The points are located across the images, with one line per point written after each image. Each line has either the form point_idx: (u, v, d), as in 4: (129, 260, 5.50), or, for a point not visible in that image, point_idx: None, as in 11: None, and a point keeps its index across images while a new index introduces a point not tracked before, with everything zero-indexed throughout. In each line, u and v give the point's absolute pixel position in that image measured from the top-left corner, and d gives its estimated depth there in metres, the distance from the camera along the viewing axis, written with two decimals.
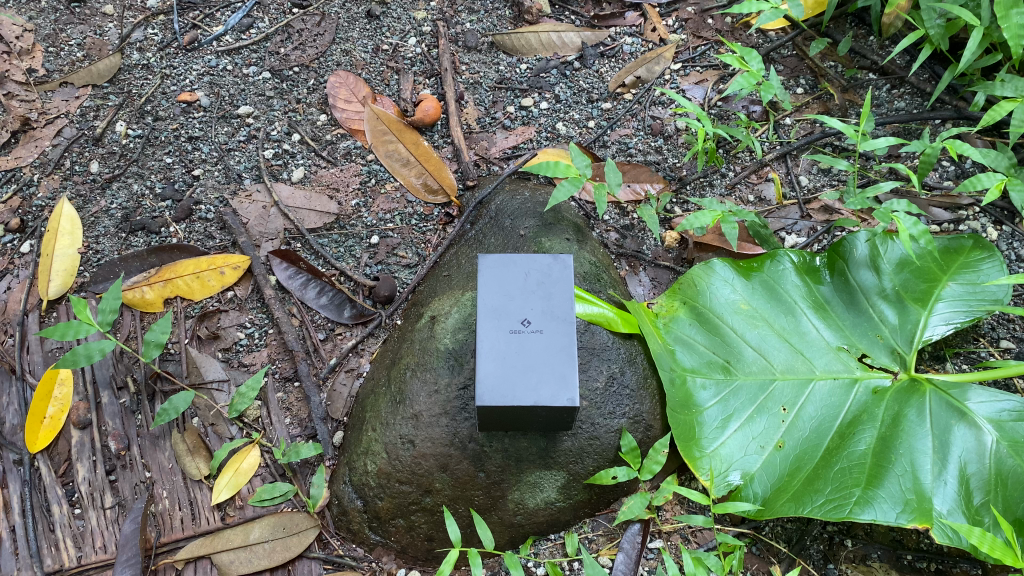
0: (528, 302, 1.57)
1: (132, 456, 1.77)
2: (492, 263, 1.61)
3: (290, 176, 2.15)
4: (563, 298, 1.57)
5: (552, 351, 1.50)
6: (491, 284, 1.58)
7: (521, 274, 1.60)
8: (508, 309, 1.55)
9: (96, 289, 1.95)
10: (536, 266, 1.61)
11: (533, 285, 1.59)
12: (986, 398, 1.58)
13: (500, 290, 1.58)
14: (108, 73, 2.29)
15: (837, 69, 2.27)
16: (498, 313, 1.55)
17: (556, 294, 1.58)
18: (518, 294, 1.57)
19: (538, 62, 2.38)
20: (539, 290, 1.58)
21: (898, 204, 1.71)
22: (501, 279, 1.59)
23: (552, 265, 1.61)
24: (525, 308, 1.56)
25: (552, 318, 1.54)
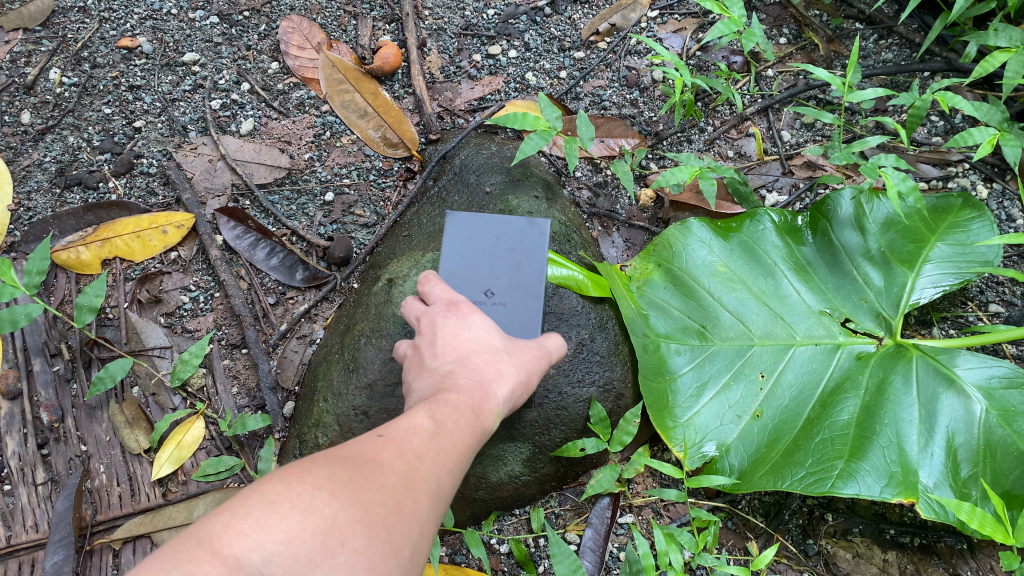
0: (493, 269, 1.45)
1: (67, 429, 1.65)
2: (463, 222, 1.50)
3: (239, 128, 2.01)
4: (530, 270, 1.46)
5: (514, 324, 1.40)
6: (457, 246, 1.48)
7: (490, 238, 1.48)
8: (471, 277, 1.44)
9: (27, 249, 1.81)
10: (509, 230, 1.49)
11: (502, 251, 1.47)
12: (975, 363, 1.47)
13: (465, 255, 1.46)
14: (41, 15, 2.12)
15: (823, 18, 2.14)
16: (462, 281, 1.44)
17: (523, 262, 1.47)
18: (484, 261, 1.46)
19: (506, 8, 2.22)
20: (508, 257, 1.47)
21: (886, 159, 1.60)
22: (468, 240, 1.47)
23: (526, 230, 1.49)
24: (490, 277, 1.44)
25: (516, 288, 1.43)
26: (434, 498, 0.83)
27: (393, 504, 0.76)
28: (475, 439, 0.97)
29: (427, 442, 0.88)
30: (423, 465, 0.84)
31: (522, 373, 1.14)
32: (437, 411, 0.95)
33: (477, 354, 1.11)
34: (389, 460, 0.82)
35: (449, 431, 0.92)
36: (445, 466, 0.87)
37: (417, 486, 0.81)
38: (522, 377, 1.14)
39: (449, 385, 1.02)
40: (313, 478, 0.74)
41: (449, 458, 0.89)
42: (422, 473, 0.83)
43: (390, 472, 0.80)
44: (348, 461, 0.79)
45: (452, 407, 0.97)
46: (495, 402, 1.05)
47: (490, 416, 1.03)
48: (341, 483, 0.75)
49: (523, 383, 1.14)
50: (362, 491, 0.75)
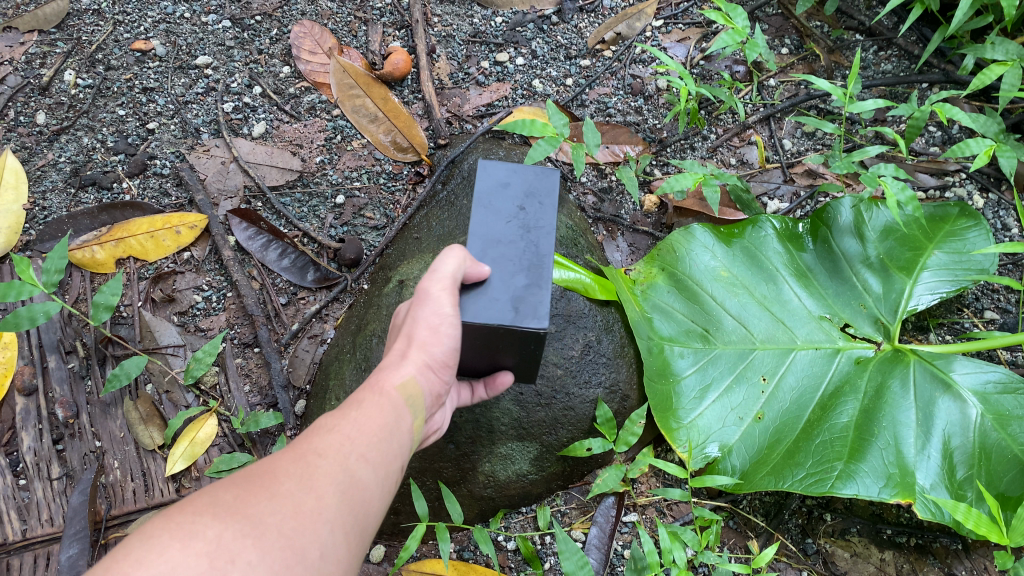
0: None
1: (81, 425, 1.68)
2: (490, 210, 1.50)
3: (251, 131, 2.04)
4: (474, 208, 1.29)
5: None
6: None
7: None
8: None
9: (42, 248, 1.84)
10: None
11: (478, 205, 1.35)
12: (970, 369, 1.52)
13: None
14: (55, 18, 2.16)
15: (823, 30, 2.19)
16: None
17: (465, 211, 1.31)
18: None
19: (514, 15, 2.27)
20: None
21: (886, 169, 1.64)
22: None
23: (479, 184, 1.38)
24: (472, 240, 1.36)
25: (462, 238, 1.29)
26: (341, 487, 0.87)
27: (286, 511, 0.80)
28: (388, 418, 1.01)
29: (328, 439, 0.91)
30: (324, 461, 0.88)
31: (433, 325, 1.10)
32: (341, 409, 0.98)
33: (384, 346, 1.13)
34: (278, 469, 0.85)
35: (353, 422, 0.96)
36: (353, 454, 0.91)
37: (317, 485, 0.85)
38: (433, 328, 1.10)
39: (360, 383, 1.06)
40: (195, 507, 0.77)
41: (356, 445, 0.93)
42: (321, 470, 0.86)
43: (284, 480, 0.83)
44: (240, 481, 0.82)
45: (361, 402, 1.01)
46: (402, 375, 1.07)
47: (398, 389, 1.05)
48: (224, 505, 0.78)
49: (444, 338, 1.11)
50: (246, 506, 0.78)
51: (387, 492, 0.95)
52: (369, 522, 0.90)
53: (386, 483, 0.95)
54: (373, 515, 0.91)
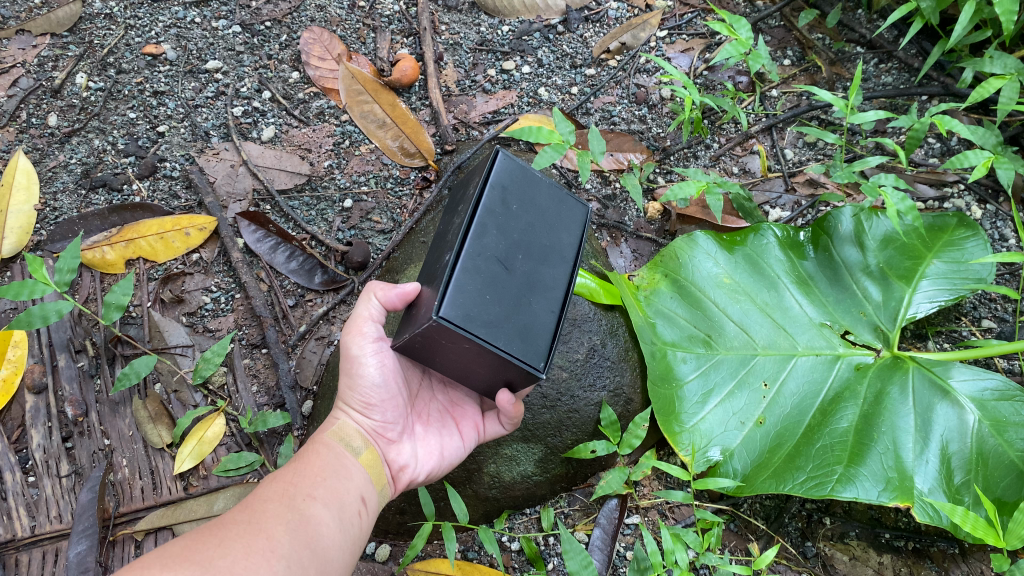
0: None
1: (90, 423, 1.69)
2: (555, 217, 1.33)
3: (260, 135, 2.07)
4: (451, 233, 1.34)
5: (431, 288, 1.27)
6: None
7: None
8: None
9: (53, 248, 1.86)
10: None
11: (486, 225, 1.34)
12: (969, 376, 1.54)
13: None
14: (68, 22, 2.19)
15: (825, 42, 2.23)
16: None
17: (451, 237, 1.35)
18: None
19: (520, 25, 2.30)
20: None
21: (887, 179, 1.67)
22: None
23: None
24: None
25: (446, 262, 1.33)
26: (290, 523, 1.04)
27: (236, 551, 0.96)
28: (328, 460, 1.23)
29: (275, 489, 1.11)
30: (270, 506, 1.06)
31: (351, 369, 1.31)
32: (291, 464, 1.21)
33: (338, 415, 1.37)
34: (228, 519, 1.02)
35: (295, 470, 1.18)
36: (298, 496, 1.11)
37: (267, 527, 1.02)
38: (352, 372, 1.31)
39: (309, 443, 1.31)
40: (146, 560, 0.91)
41: (300, 488, 1.13)
42: (267, 515, 1.04)
43: (232, 528, 1.00)
44: (192, 535, 0.98)
45: (305, 455, 1.25)
46: (336, 424, 1.31)
47: (333, 435, 1.29)
48: (176, 555, 0.93)
49: (368, 378, 1.30)
50: (198, 553, 0.93)
51: (342, 522, 1.14)
52: (326, 547, 1.07)
53: (336, 510, 1.14)
54: (329, 541, 1.08)
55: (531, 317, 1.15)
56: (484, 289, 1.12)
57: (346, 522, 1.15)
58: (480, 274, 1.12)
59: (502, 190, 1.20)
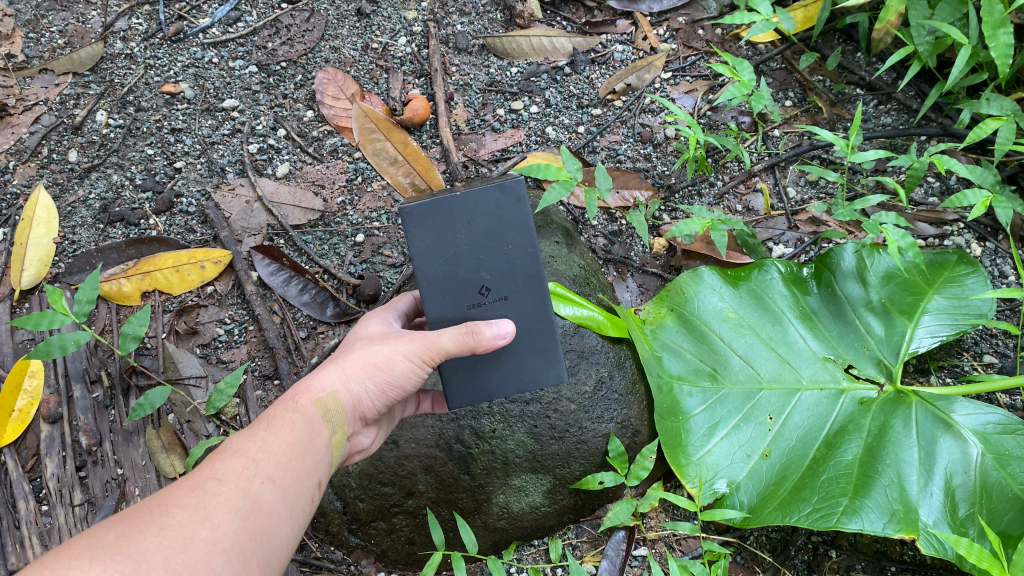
0: (482, 259, 1.35)
1: (104, 452, 1.72)
2: (438, 209, 1.32)
3: (275, 172, 2.13)
4: (521, 249, 1.36)
5: (531, 314, 1.39)
6: (433, 238, 1.33)
7: (463, 225, 1.33)
8: (459, 277, 1.34)
9: (71, 280, 1.90)
10: (480, 208, 1.33)
11: (483, 235, 1.34)
12: (971, 410, 1.57)
13: (441, 253, 1.33)
14: (90, 61, 2.27)
15: (825, 84, 2.29)
16: (452, 283, 1.35)
17: (518, 255, 1.36)
18: (468, 253, 1.34)
19: (529, 66, 2.37)
20: (489, 241, 1.34)
21: (887, 216, 1.71)
22: (438, 234, 1.33)
23: (500, 198, 1.33)
24: (478, 269, 1.35)
25: (516, 281, 1.37)
26: (240, 512, 0.99)
27: (174, 542, 0.91)
28: (303, 433, 1.17)
29: (232, 466, 1.05)
30: (223, 488, 1.01)
31: (385, 363, 1.27)
32: (252, 429, 1.13)
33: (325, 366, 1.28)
34: (174, 499, 0.97)
35: (261, 443, 1.11)
36: (257, 477, 1.05)
37: (214, 515, 0.97)
38: (383, 365, 1.27)
39: (283, 398, 1.22)
40: (72, 550, 0.86)
41: (261, 467, 1.06)
42: (218, 499, 0.99)
43: (176, 512, 0.95)
44: (131, 518, 0.93)
45: (278, 416, 1.17)
46: (322, 391, 1.23)
47: (316, 404, 1.21)
48: (106, 547, 0.88)
49: (393, 379, 1.28)
50: (131, 545, 0.88)
51: (296, 505, 1.09)
52: (272, 538, 1.03)
53: (291, 497, 1.08)
54: (276, 531, 1.04)
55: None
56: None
57: (298, 509, 1.10)
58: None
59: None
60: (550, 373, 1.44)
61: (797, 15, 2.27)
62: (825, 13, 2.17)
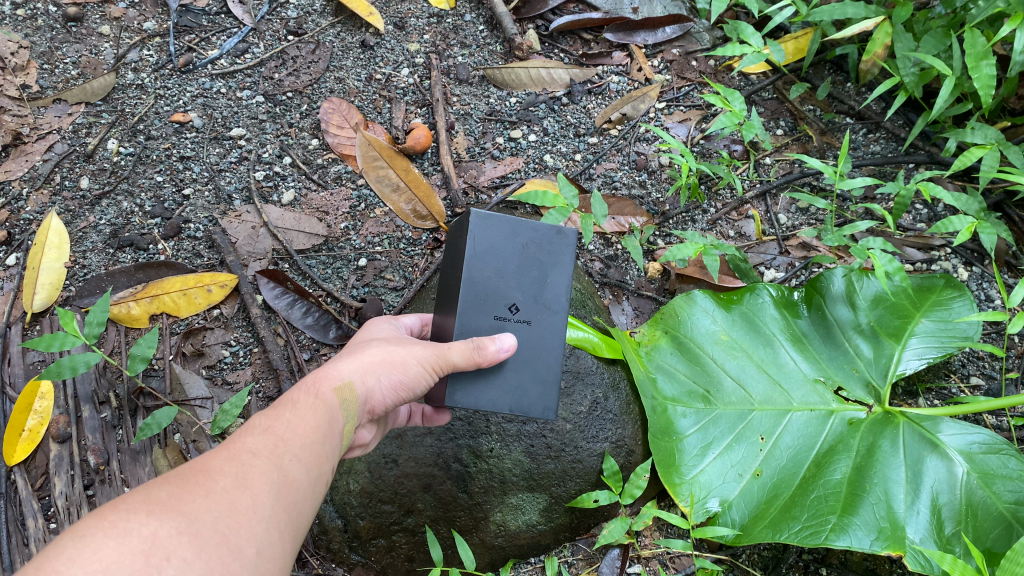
0: (522, 282, 1.43)
1: (111, 471, 1.76)
2: (503, 221, 1.42)
3: (280, 198, 2.19)
4: (558, 286, 1.45)
5: (544, 346, 1.43)
6: (489, 246, 1.41)
7: (516, 245, 1.43)
8: (496, 289, 1.41)
9: (82, 303, 1.95)
10: (535, 237, 1.44)
11: (529, 262, 1.44)
12: (957, 430, 1.61)
13: (491, 262, 1.41)
14: (102, 91, 2.34)
15: (816, 113, 2.36)
16: (487, 292, 1.41)
17: (553, 291, 1.44)
18: (513, 271, 1.42)
19: (528, 96, 2.44)
20: (534, 270, 1.43)
21: (875, 242, 1.75)
22: (492, 245, 1.42)
23: (554, 238, 1.44)
24: (515, 289, 1.42)
25: (544, 311, 1.43)
26: (274, 484, 1.04)
27: (220, 508, 0.96)
28: (323, 418, 1.19)
29: (262, 442, 1.09)
30: (258, 461, 1.05)
31: (398, 364, 1.29)
32: (276, 410, 1.17)
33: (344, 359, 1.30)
34: (215, 468, 1.01)
35: (287, 423, 1.15)
36: (286, 454, 1.10)
37: (253, 485, 1.02)
38: (398, 365, 1.29)
39: (300, 384, 1.24)
40: (129, 504, 0.90)
41: (290, 446, 1.11)
42: (254, 471, 1.04)
43: (219, 480, 0.99)
44: (178, 480, 0.97)
45: (299, 402, 1.19)
46: (340, 380, 1.25)
47: (334, 392, 1.23)
48: (160, 503, 0.92)
49: (405, 379, 1.30)
50: (182, 505, 0.93)
51: (318, 487, 1.14)
52: (301, 513, 1.07)
53: (315, 477, 1.13)
54: (304, 508, 1.09)
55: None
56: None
57: (319, 489, 1.14)
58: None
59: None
60: (540, 405, 1.43)
61: (787, 47, 2.36)
62: (814, 44, 2.25)
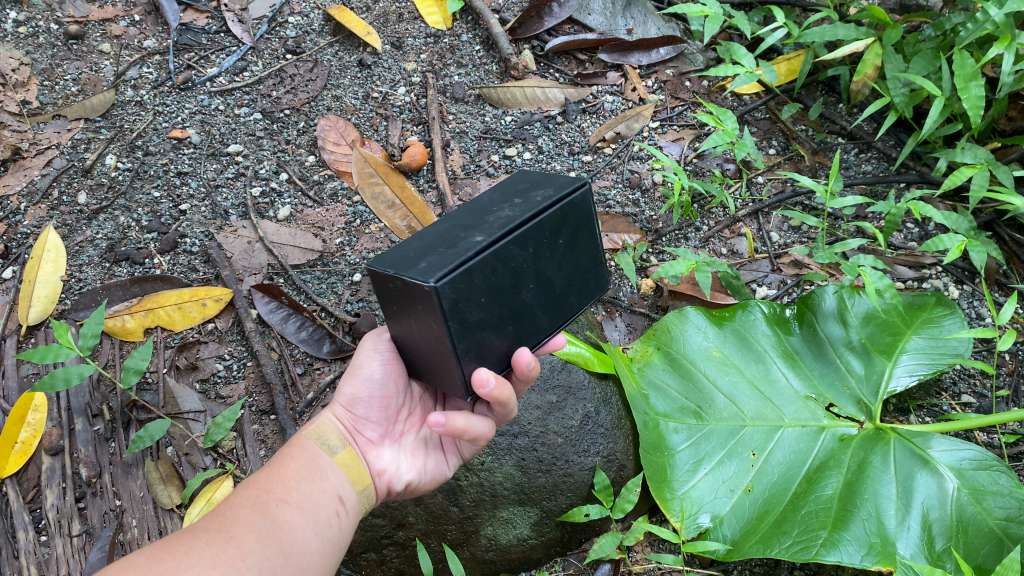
0: None
1: (103, 484, 1.75)
2: None
3: (276, 214, 2.20)
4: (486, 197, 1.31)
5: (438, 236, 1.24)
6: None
7: None
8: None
9: (77, 316, 1.96)
10: None
11: None
12: (947, 447, 1.61)
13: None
14: (101, 107, 2.37)
15: (808, 133, 2.38)
16: None
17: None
18: None
19: (523, 115, 2.46)
20: None
21: (865, 259, 1.80)
22: None
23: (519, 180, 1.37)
24: None
25: None
26: (261, 529, 1.07)
27: (201, 561, 0.98)
28: (304, 461, 1.26)
29: (246, 497, 1.14)
30: (242, 514, 1.09)
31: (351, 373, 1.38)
32: (262, 471, 1.24)
33: None
34: (196, 530, 1.04)
35: (270, 476, 1.21)
36: (272, 501, 1.14)
37: (238, 535, 1.05)
38: (349, 375, 1.37)
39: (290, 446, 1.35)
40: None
41: (274, 493, 1.15)
42: (238, 523, 1.07)
43: (200, 537, 1.02)
44: (159, 546, 1.00)
45: (283, 458, 1.28)
46: (315, 424, 1.34)
47: (311, 436, 1.32)
48: (137, 568, 0.95)
49: (358, 376, 1.35)
50: (159, 566, 0.95)
51: (319, 524, 1.17)
52: (301, 551, 1.10)
53: (311, 514, 1.16)
54: (305, 546, 1.11)
55: (496, 338, 1.19)
56: (483, 291, 1.13)
57: (322, 525, 1.17)
58: (493, 277, 1.13)
59: (556, 227, 1.20)
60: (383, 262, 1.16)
61: (779, 68, 2.39)
62: (806, 65, 2.27)
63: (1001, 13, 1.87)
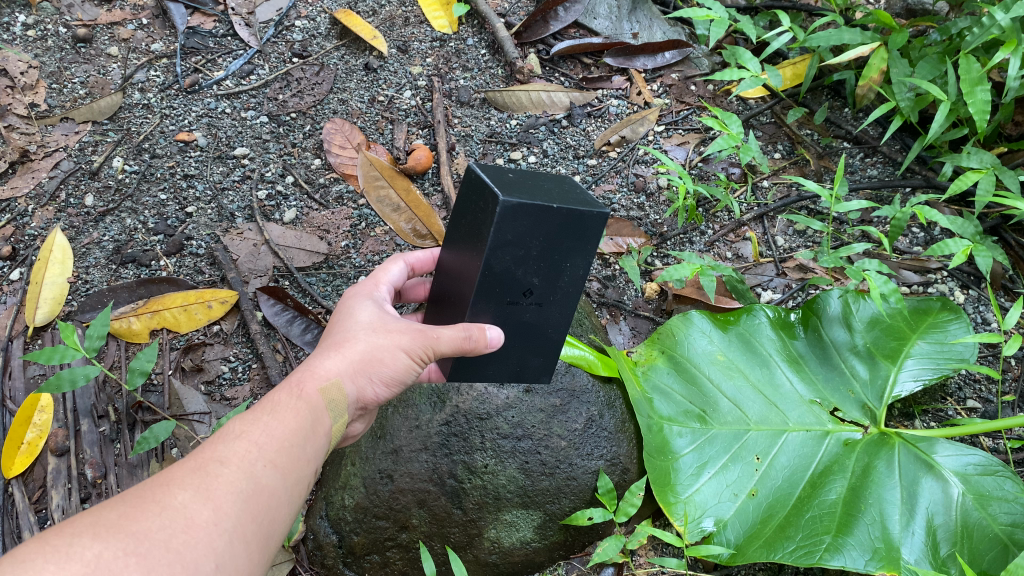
0: (540, 267, 1.35)
1: (108, 485, 1.75)
2: (531, 211, 1.26)
3: (282, 217, 2.21)
4: (578, 267, 1.37)
5: (550, 323, 1.45)
6: (517, 222, 1.27)
7: (543, 232, 1.30)
8: (514, 278, 1.35)
9: (83, 318, 1.97)
10: (566, 220, 1.29)
11: (551, 245, 1.32)
12: (952, 451, 1.60)
13: (512, 251, 1.30)
14: (108, 110, 2.38)
15: (813, 137, 2.39)
16: (504, 283, 1.34)
17: (569, 274, 1.38)
18: (533, 257, 1.33)
19: (528, 119, 2.47)
20: (557, 253, 1.33)
21: (870, 263, 1.77)
22: (519, 234, 1.28)
23: (587, 222, 1.30)
24: (533, 275, 1.35)
25: (557, 294, 1.40)
26: (240, 493, 1.06)
27: (175, 525, 0.98)
28: (305, 420, 1.22)
29: (235, 449, 1.11)
30: (225, 471, 1.08)
31: (388, 357, 1.32)
32: (255, 415, 1.18)
33: (334, 337, 1.34)
34: (176, 481, 1.03)
35: (265, 428, 1.17)
36: (259, 461, 1.11)
37: (216, 496, 1.04)
38: (384, 358, 1.31)
39: (288, 382, 1.26)
40: (74, 528, 0.92)
41: (264, 452, 1.13)
42: (220, 482, 1.06)
43: (179, 493, 1.02)
44: (135, 496, 1.00)
45: (281, 406, 1.21)
46: (326, 378, 1.27)
47: (319, 391, 1.26)
48: (109, 525, 0.95)
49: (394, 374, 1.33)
50: (130, 525, 0.95)
51: (294, 491, 1.16)
52: (272, 519, 1.10)
53: (291, 481, 1.15)
54: (276, 514, 1.11)
55: None
56: None
57: (296, 491, 1.17)
58: None
59: None
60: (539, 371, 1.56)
61: (784, 73, 2.40)
62: (812, 69, 2.27)
63: (1007, 17, 1.85)
